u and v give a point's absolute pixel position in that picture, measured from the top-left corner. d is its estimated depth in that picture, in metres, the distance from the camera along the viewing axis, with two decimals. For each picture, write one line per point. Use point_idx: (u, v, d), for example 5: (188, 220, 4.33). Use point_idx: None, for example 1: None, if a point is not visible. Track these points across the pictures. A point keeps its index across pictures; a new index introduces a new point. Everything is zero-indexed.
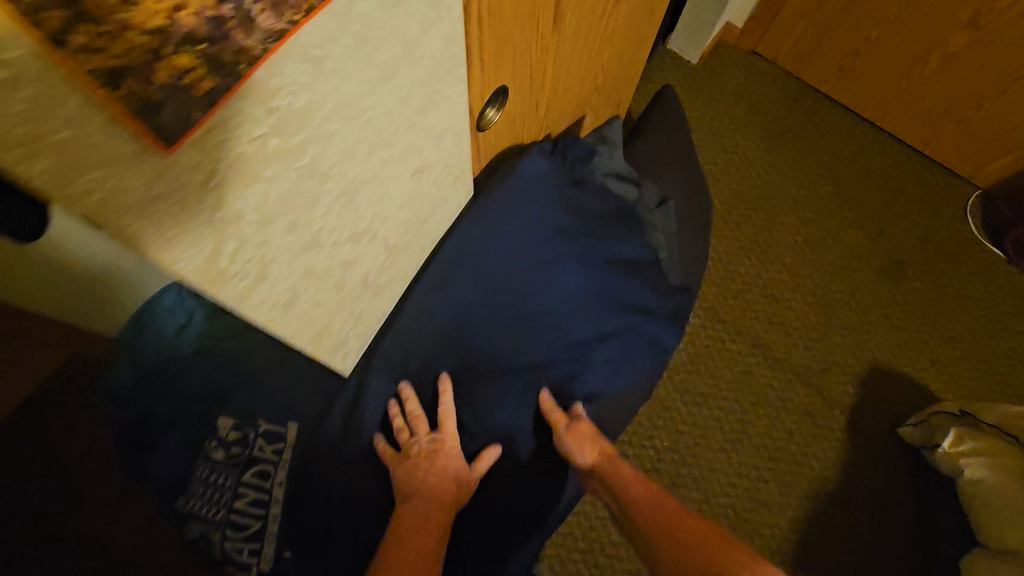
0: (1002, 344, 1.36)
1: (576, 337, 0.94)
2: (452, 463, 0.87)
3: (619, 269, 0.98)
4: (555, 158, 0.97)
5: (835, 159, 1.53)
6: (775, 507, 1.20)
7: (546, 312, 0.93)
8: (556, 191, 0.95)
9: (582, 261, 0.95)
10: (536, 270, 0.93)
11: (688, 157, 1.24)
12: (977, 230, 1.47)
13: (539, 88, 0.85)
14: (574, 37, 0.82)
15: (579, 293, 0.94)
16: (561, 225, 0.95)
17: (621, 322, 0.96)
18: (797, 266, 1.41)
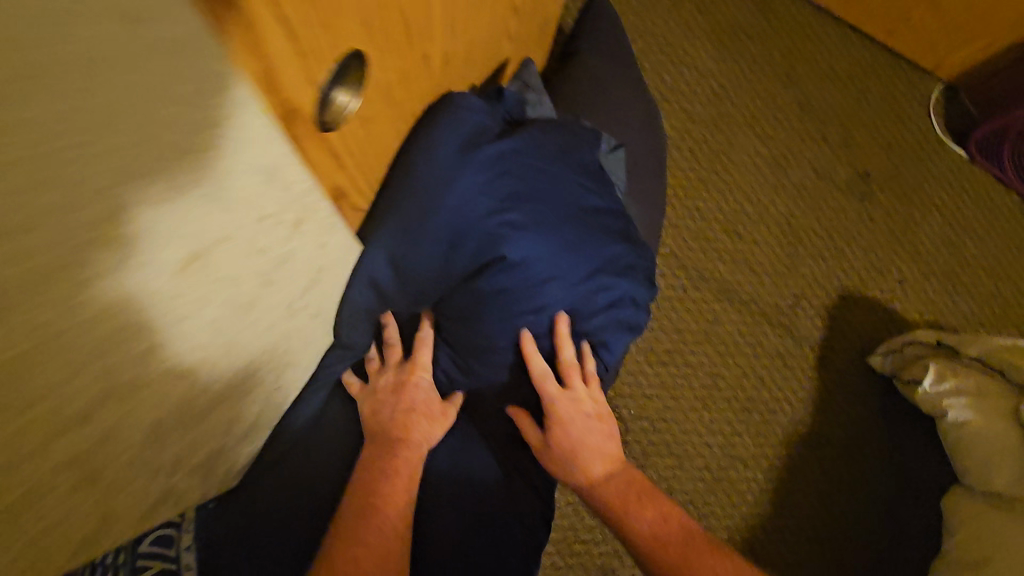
0: (970, 250, 1.30)
1: (537, 312, 0.74)
2: (422, 396, 0.79)
3: (584, 233, 0.75)
4: (472, 115, 0.72)
5: (793, 62, 1.35)
6: (748, 459, 1.14)
7: (501, 305, 0.73)
8: (484, 158, 0.70)
9: (535, 237, 0.71)
10: (477, 259, 0.72)
11: (636, 80, 1.02)
12: (941, 129, 1.36)
13: (418, 34, 0.60)
14: None
15: (536, 274, 0.72)
16: (500, 198, 0.70)
17: (588, 286, 0.76)
18: (758, 194, 1.27)
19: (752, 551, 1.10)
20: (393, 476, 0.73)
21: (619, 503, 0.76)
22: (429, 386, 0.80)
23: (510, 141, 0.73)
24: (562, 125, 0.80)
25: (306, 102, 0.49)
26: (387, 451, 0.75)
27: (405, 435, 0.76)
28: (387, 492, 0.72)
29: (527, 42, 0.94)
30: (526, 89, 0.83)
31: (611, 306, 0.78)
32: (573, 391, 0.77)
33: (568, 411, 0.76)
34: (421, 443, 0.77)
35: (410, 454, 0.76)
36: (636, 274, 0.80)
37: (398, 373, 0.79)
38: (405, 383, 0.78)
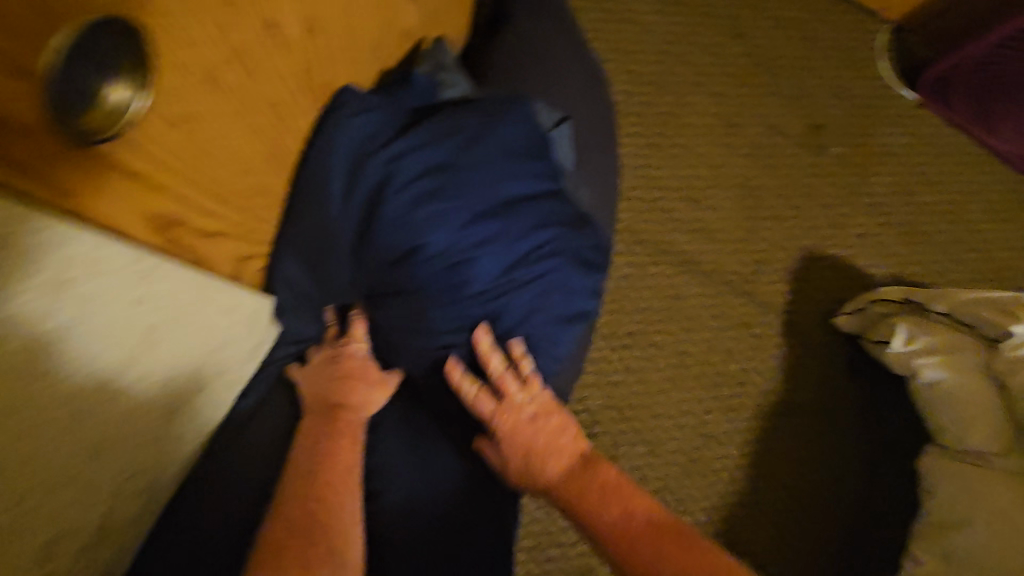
0: (926, 198, 1.27)
1: (461, 320, 0.66)
2: (359, 365, 0.68)
3: (504, 226, 0.66)
4: (366, 116, 0.66)
5: (739, 13, 1.27)
6: (722, 436, 1.10)
7: (421, 315, 0.66)
8: (381, 162, 0.65)
9: (442, 239, 0.64)
10: (386, 270, 0.66)
11: (574, 37, 0.91)
12: (891, 73, 1.31)
13: None
14: None
15: (451, 278, 0.65)
16: (400, 202, 0.64)
17: (515, 283, 0.67)
18: (712, 156, 1.20)
19: (733, 531, 1.06)
20: (333, 439, 0.63)
21: (587, 513, 0.62)
22: (369, 355, 0.70)
23: (410, 136, 0.65)
24: (474, 102, 0.69)
25: (57, 93, 0.41)
26: (322, 417, 0.65)
27: (342, 402, 0.66)
28: (327, 458, 0.62)
29: (445, 4, 0.82)
30: (440, 67, 0.73)
31: (552, 303, 0.69)
32: (508, 400, 0.65)
33: (507, 422, 0.64)
34: (363, 408, 0.67)
35: (353, 416, 0.66)
36: (576, 263, 0.70)
37: (334, 348, 0.69)
38: (339, 355, 0.68)
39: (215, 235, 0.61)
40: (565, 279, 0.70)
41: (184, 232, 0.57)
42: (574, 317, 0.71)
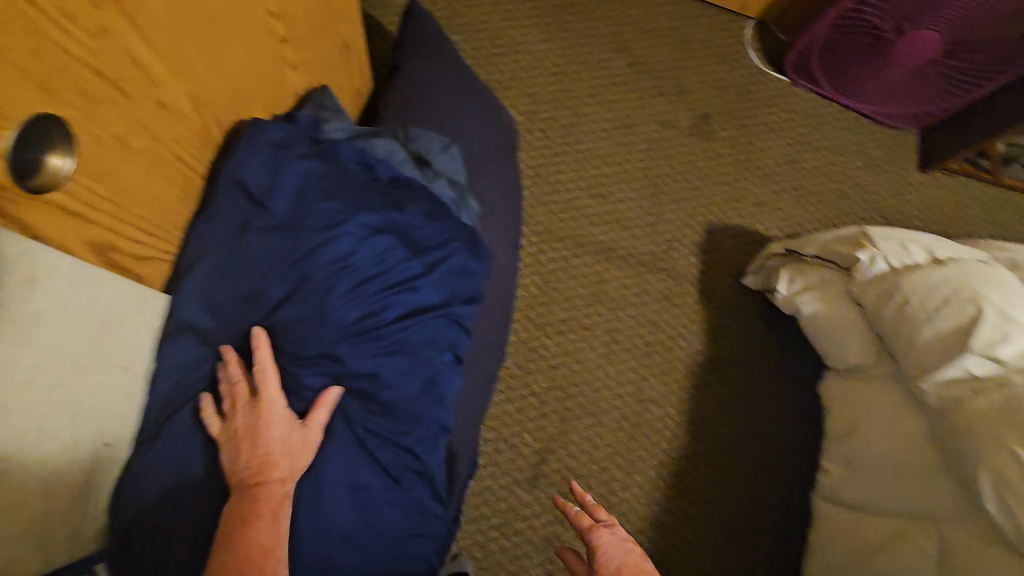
0: (811, 162, 1.44)
1: (377, 308, 0.69)
2: (278, 429, 0.62)
3: (412, 223, 0.73)
4: (272, 136, 0.71)
5: (618, 31, 1.44)
6: (660, 399, 1.21)
7: (356, 317, 0.68)
8: (294, 182, 0.70)
9: (365, 240, 0.69)
10: (318, 279, 0.67)
11: (461, 71, 1.07)
12: (761, 61, 1.49)
13: (160, 92, 0.57)
14: (176, 26, 0.55)
15: (378, 275, 0.70)
16: (319, 213, 0.69)
17: (423, 267, 0.72)
18: (614, 155, 1.35)
19: (683, 481, 1.16)
20: (255, 518, 0.59)
21: None
22: (286, 415, 0.64)
23: (312, 153, 0.72)
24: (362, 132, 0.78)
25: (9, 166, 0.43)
26: (244, 490, 0.60)
27: (263, 471, 0.61)
28: (247, 538, 0.58)
29: (359, 73, 0.95)
30: (324, 109, 0.77)
31: (458, 284, 0.75)
32: (613, 525, 0.77)
33: (607, 538, 0.75)
34: (287, 480, 0.62)
35: (275, 492, 0.61)
36: (474, 250, 0.76)
37: (248, 402, 0.63)
38: (256, 413, 0.62)
39: (146, 259, 0.64)
40: (464, 265, 0.75)
41: (123, 259, 0.60)
42: (475, 299, 0.76)
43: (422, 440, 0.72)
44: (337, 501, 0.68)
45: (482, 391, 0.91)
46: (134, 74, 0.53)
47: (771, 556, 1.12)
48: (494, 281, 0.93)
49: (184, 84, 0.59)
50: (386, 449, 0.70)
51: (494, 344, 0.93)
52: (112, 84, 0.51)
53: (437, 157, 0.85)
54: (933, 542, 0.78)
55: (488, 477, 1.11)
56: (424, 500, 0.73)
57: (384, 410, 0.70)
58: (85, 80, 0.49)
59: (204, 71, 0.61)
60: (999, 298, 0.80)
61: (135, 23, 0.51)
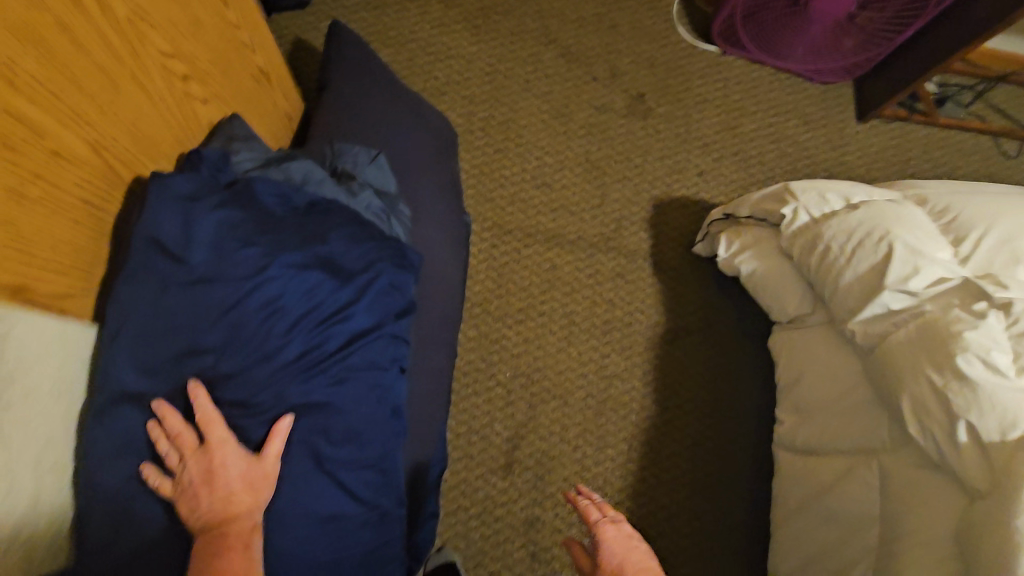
0: (748, 127, 1.47)
1: (311, 343, 0.68)
2: (234, 465, 0.61)
3: (336, 251, 0.72)
4: (180, 185, 0.68)
5: (546, 24, 1.48)
6: (624, 374, 1.24)
7: (299, 355, 0.67)
8: (213, 232, 0.67)
9: (292, 278, 0.68)
10: (254, 327, 0.66)
11: (386, 83, 1.11)
12: (689, 35, 1.52)
13: (53, 141, 0.54)
14: (53, 71, 0.52)
15: (312, 309, 0.69)
16: (243, 260, 0.67)
17: (353, 293, 0.71)
18: (553, 145, 1.39)
19: (655, 449, 1.20)
20: (225, 551, 0.58)
21: None
22: (240, 450, 0.62)
23: (223, 197, 0.69)
24: (276, 163, 0.77)
25: None
26: (210, 529, 0.59)
27: (226, 509, 0.60)
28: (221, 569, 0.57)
29: (286, 97, 0.99)
30: (233, 140, 0.77)
31: (390, 301, 0.74)
32: (620, 520, 0.78)
33: (611, 534, 0.77)
34: (253, 511, 0.62)
35: (241, 524, 0.60)
36: (401, 266, 0.76)
37: (196, 448, 0.61)
38: (207, 455, 0.61)
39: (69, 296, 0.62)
40: (393, 281, 0.75)
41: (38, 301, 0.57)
42: (408, 310, 0.77)
43: (382, 454, 0.72)
44: (303, 529, 0.67)
45: (431, 389, 0.94)
46: (22, 129, 0.51)
47: (746, 510, 1.16)
48: (431, 286, 0.98)
49: (70, 118, 0.55)
50: (345, 470, 0.69)
51: (441, 340, 0.98)
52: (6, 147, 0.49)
53: (366, 169, 0.89)
54: (875, 475, 0.81)
55: (464, 469, 1.15)
56: (391, 509, 0.74)
57: (340, 438, 0.68)
58: None
59: (94, 103, 0.58)
60: (907, 233, 0.84)
61: (11, 79, 0.48)
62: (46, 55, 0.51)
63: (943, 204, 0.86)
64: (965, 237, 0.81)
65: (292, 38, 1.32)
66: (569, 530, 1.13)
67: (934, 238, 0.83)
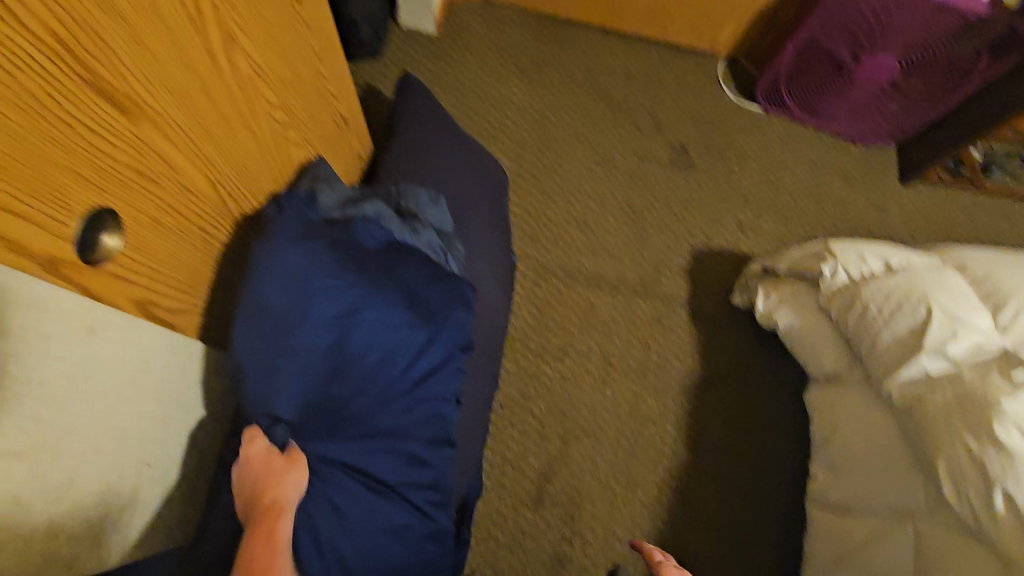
0: (788, 184, 1.51)
1: (390, 374, 0.75)
2: (267, 459, 0.69)
3: (416, 289, 0.78)
4: (286, 223, 0.73)
5: (596, 80, 1.57)
6: (657, 416, 1.27)
7: (379, 386, 0.75)
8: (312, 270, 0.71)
9: (379, 314, 0.74)
10: (346, 361, 0.73)
11: (449, 129, 1.20)
12: (733, 93, 1.58)
13: (188, 182, 0.59)
14: (192, 120, 0.57)
15: (396, 344, 0.75)
16: (342, 299, 0.73)
17: (429, 330, 0.78)
18: (598, 192, 1.46)
19: (685, 494, 1.20)
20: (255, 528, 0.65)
21: None
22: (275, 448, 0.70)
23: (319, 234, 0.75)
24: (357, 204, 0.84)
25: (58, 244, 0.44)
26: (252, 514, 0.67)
27: (261, 495, 0.67)
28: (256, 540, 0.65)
29: (358, 140, 1.09)
30: (318, 180, 0.85)
31: (457, 337, 0.81)
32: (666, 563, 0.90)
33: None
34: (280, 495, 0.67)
35: (269, 508, 0.66)
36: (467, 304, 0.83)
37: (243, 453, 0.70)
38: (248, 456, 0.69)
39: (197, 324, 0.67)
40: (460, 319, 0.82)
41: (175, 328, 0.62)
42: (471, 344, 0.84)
43: (440, 476, 0.80)
44: (365, 541, 0.73)
45: (473, 418, 0.98)
46: (168, 173, 0.56)
47: (775, 564, 1.15)
48: (480, 321, 1.03)
49: (195, 159, 0.59)
50: (408, 486, 0.77)
51: (484, 372, 1.03)
52: (155, 188, 0.54)
53: (427, 209, 0.97)
54: (910, 537, 0.81)
55: (496, 499, 1.18)
56: (446, 524, 0.81)
57: (408, 459, 0.76)
58: (130, 186, 0.50)
59: (216, 148, 0.63)
60: (946, 298, 0.85)
61: (164, 130, 0.53)
62: (189, 105, 0.56)
63: (982, 272, 0.88)
64: (1003, 306, 0.83)
65: (364, 84, 1.45)
66: (595, 569, 1.14)
67: (974, 305, 0.84)
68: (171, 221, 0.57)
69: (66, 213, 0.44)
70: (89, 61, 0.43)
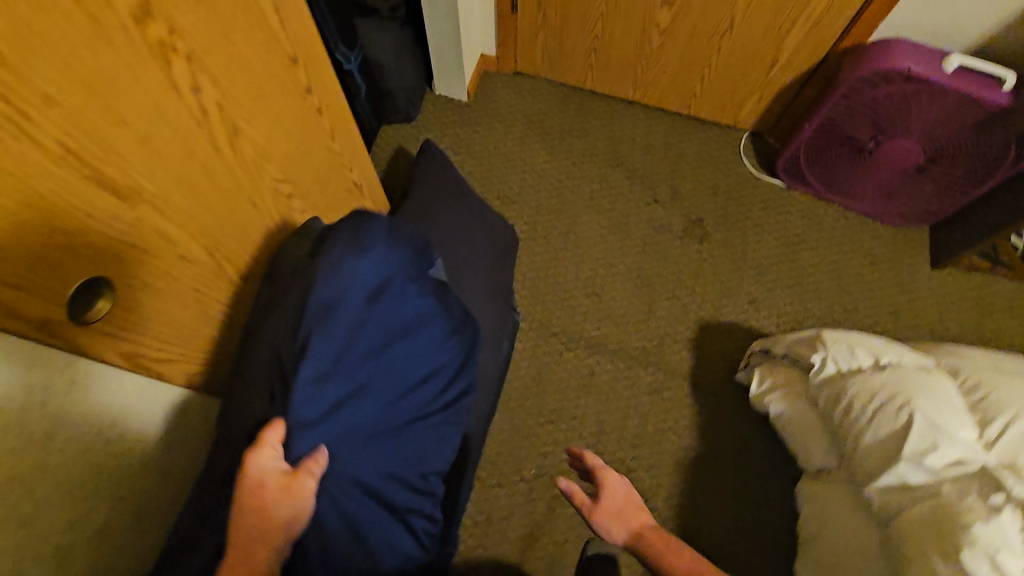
0: (808, 261, 1.48)
1: (424, 392, 0.80)
2: (272, 482, 0.65)
3: (461, 317, 0.85)
4: (355, 233, 0.78)
5: (616, 148, 1.61)
6: (648, 491, 1.25)
7: (412, 402, 0.79)
8: (376, 280, 0.76)
9: (430, 334, 0.80)
10: (392, 372, 0.77)
11: (460, 194, 1.28)
12: (755, 167, 1.59)
13: (182, 250, 0.68)
14: (192, 199, 0.66)
15: (436, 370, 0.81)
16: (404, 314, 0.78)
17: (467, 357, 0.85)
18: (609, 259, 1.48)
19: None
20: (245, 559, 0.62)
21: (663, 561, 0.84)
22: (282, 468, 0.66)
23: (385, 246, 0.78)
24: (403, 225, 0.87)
25: (46, 313, 0.53)
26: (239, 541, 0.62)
27: (259, 523, 0.63)
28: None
29: (371, 202, 1.18)
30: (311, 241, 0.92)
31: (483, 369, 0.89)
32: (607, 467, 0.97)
33: (612, 479, 0.95)
34: (277, 532, 0.64)
35: (261, 542, 0.63)
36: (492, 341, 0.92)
37: (247, 467, 0.65)
38: (254, 474, 0.64)
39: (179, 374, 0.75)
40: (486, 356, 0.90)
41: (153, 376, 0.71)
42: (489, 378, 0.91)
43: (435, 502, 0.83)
44: (362, 557, 0.76)
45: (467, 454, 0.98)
46: (163, 247, 0.64)
47: None
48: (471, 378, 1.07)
49: (193, 230, 0.68)
50: (410, 512, 0.79)
51: (478, 430, 1.06)
52: (148, 258, 0.63)
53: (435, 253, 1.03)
54: None
55: (476, 560, 1.18)
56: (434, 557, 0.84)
57: (414, 482, 0.80)
58: (121, 258, 0.59)
59: (215, 220, 0.72)
60: (931, 404, 0.81)
61: (162, 210, 0.62)
62: (190, 188, 0.65)
63: (975, 379, 0.84)
64: (991, 420, 0.79)
65: (396, 146, 1.57)
66: None
67: (958, 415, 0.80)
68: (162, 285, 0.66)
69: (53, 286, 0.53)
70: (92, 161, 0.52)
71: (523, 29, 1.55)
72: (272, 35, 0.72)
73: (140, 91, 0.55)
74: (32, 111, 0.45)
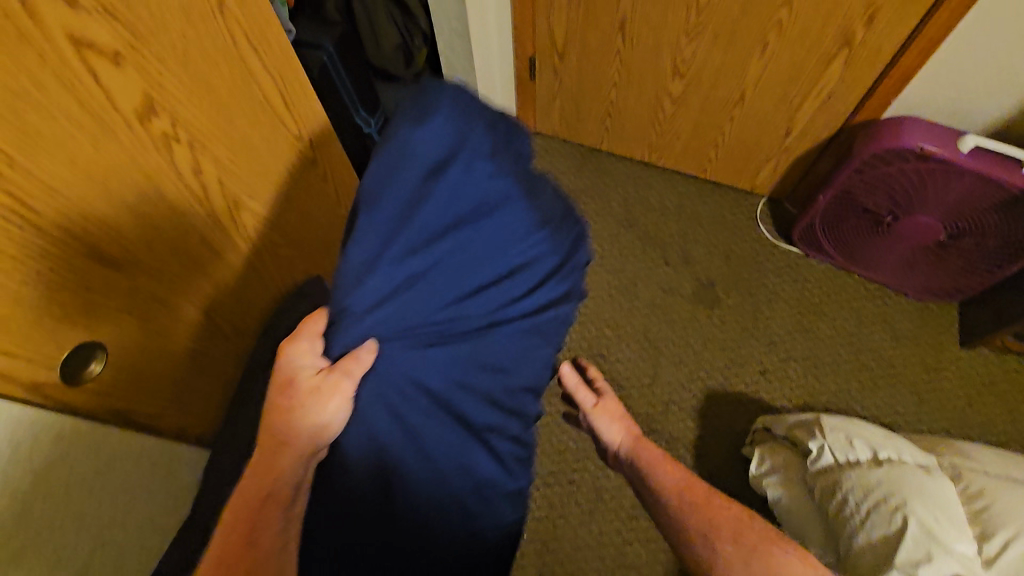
0: (824, 333, 1.43)
1: (501, 296, 0.65)
2: (303, 379, 0.60)
3: (543, 209, 0.68)
4: (414, 100, 0.62)
5: (629, 209, 1.63)
6: (643, 566, 1.21)
7: (487, 304, 0.64)
8: (438, 150, 0.59)
9: (507, 224, 0.64)
10: (461, 266, 0.62)
11: None
12: (771, 233, 1.57)
13: (178, 313, 0.73)
14: (189, 267, 0.72)
15: (519, 263, 0.66)
16: (475, 195, 0.62)
17: (554, 258, 0.68)
18: (615, 320, 1.48)
19: None
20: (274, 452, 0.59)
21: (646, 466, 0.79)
22: (317, 363, 0.61)
23: (446, 110, 0.61)
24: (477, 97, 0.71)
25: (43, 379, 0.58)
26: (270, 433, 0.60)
27: (287, 420, 0.59)
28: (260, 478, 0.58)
29: None
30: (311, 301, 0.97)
31: (575, 277, 0.71)
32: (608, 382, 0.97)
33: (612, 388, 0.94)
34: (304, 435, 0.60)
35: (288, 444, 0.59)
36: (582, 242, 0.73)
37: (285, 357, 0.61)
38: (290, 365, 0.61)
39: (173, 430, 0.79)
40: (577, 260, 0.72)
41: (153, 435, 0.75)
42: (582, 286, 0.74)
43: (518, 424, 0.72)
44: (432, 477, 0.65)
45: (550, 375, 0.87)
46: (159, 311, 0.70)
47: None
48: None
49: (188, 293, 0.74)
50: (490, 429, 0.69)
51: None
52: (143, 323, 0.68)
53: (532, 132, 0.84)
54: None
55: None
56: (525, 486, 0.72)
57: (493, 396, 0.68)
58: (117, 323, 0.64)
59: (212, 283, 0.77)
60: (926, 510, 0.78)
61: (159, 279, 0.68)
62: (187, 257, 0.71)
63: (976, 487, 0.81)
64: (990, 535, 0.75)
65: None
66: None
67: (956, 526, 0.77)
68: (156, 346, 0.71)
69: (49, 353, 0.58)
70: (94, 240, 0.58)
71: (541, 93, 1.60)
72: (278, 117, 0.78)
73: (143, 178, 0.60)
74: (39, 204, 0.51)
